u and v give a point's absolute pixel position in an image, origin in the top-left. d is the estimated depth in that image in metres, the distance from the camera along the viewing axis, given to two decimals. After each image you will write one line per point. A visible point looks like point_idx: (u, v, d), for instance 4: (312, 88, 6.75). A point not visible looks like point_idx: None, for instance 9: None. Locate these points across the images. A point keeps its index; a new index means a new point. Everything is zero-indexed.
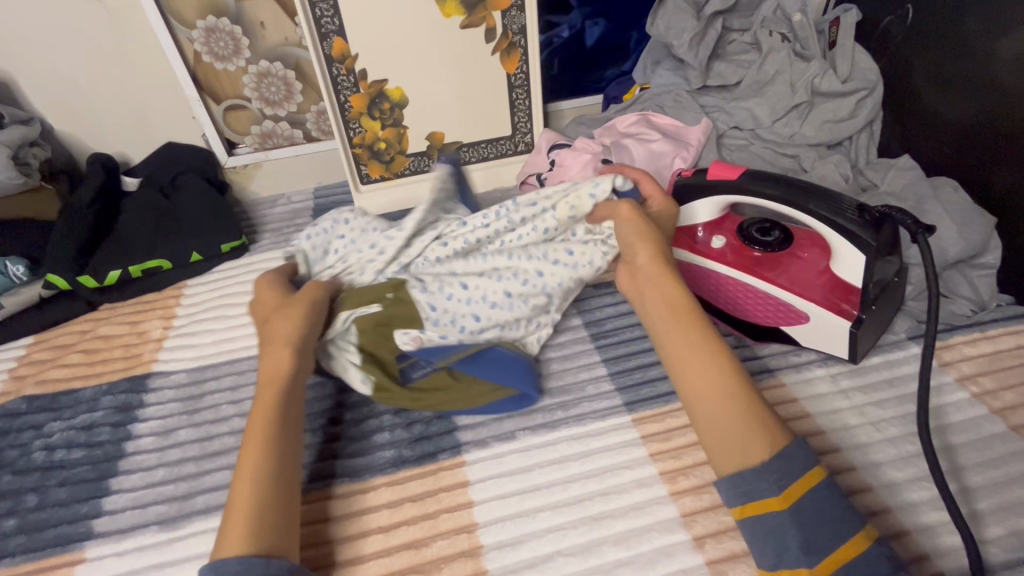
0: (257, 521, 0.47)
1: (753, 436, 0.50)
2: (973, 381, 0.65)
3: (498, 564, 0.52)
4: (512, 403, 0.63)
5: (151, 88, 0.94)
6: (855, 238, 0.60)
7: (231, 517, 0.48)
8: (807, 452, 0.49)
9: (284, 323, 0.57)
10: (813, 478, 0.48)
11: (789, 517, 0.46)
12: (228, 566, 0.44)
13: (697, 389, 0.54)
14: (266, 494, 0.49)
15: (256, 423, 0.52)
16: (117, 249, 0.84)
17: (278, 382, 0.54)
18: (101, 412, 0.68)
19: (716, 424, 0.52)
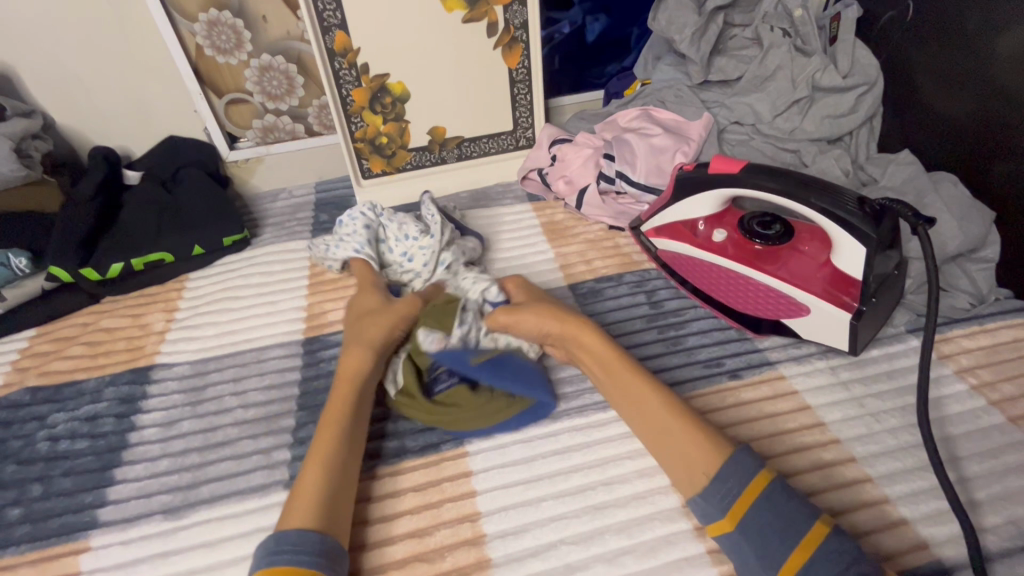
0: (324, 499, 0.50)
1: (697, 462, 0.51)
2: (972, 374, 0.66)
3: (500, 553, 0.52)
4: (528, 415, 0.62)
5: (153, 81, 0.94)
6: (855, 231, 0.60)
7: (295, 494, 0.50)
8: (747, 460, 0.49)
9: (378, 326, 0.64)
10: (755, 488, 0.48)
11: (739, 534, 0.47)
12: (287, 537, 0.46)
13: (646, 431, 0.56)
14: (331, 474, 0.52)
15: (331, 411, 0.56)
16: (120, 242, 0.84)
17: (357, 375, 0.59)
18: (104, 403, 0.68)
19: (669, 455, 0.53)
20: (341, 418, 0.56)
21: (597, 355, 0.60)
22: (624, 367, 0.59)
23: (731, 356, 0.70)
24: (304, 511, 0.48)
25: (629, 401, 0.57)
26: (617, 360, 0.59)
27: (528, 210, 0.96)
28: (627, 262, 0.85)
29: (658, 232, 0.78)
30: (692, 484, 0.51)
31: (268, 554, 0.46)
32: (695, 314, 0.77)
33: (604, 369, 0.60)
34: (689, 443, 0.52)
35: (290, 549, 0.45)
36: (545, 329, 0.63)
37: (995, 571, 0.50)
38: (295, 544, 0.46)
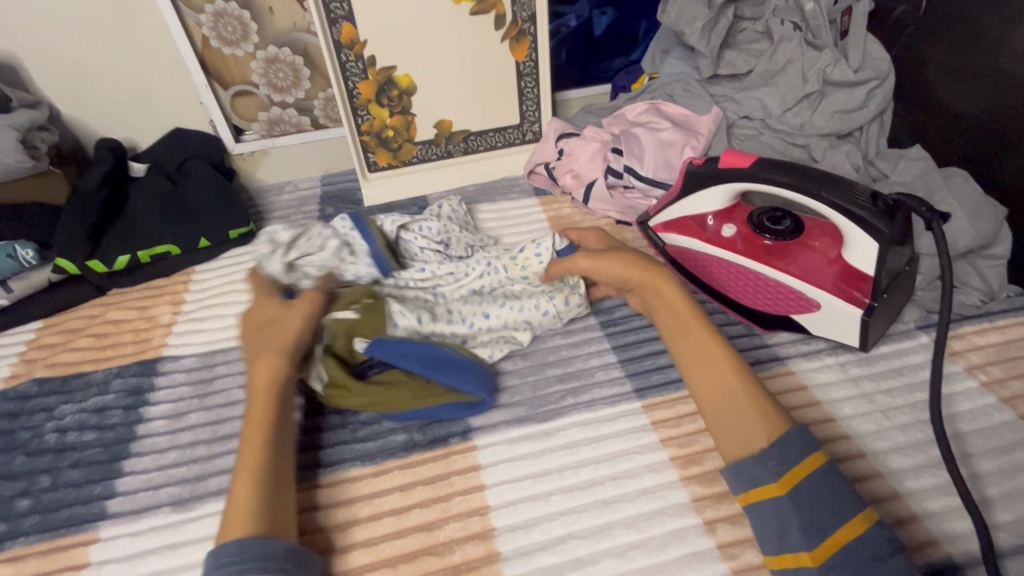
0: (257, 506, 0.48)
1: (756, 420, 0.52)
2: (982, 370, 0.65)
3: (510, 546, 0.52)
4: (463, 408, 0.61)
5: (159, 72, 0.94)
6: (867, 226, 0.60)
7: (232, 504, 0.49)
8: (806, 437, 0.50)
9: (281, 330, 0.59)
10: (813, 463, 0.49)
11: (789, 501, 0.47)
12: (226, 551, 0.45)
13: (702, 385, 0.56)
14: (264, 479, 0.50)
15: (253, 417, 0.54)
16: (126, 234, 0.84)
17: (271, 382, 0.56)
18: (112, 395, 0.68)
19: (724, 411, 0.54)
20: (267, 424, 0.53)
21: (671, 306, 0.61)
22: (696, 320, 0.59)
23: (739, 351, 0.70)
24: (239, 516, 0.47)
25: (694, 358, 0.57)
26: (691, 311, 0.60)
27: (534, 204, 0.96)
28: None
29: (666, 227, 0.78)
30: (741, 448, 0.52)
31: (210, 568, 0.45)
32: (703, 309, 0.76)
33: (674, 324, 0.60)
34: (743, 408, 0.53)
35: (230, 560, 0.44)
36: (625, 275, 0.64)
37: (1006, 568, 0.50)
38: (244, 553, 0.45)
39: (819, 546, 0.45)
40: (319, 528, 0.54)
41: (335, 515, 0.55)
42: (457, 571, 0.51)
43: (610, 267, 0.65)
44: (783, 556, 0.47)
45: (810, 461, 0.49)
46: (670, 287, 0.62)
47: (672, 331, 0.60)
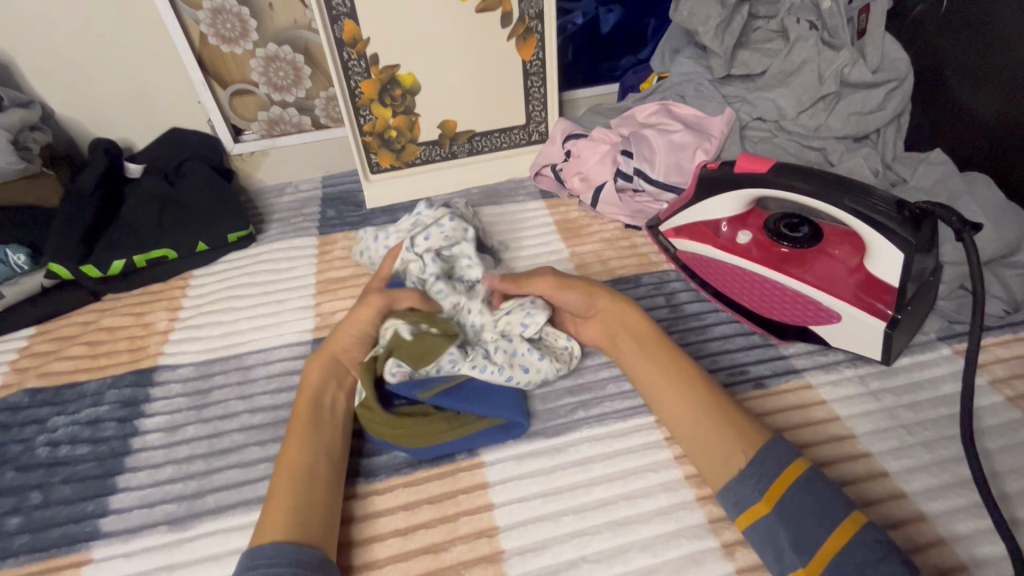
0: (297, 512, 0.48)
1: (728, 445, 0.51)
2: (1007, 384, 0.63)
3: (519, 570, 0.50)
4: (497, 435, 0.58)
5: (155, 70, 0.91)
6: (892, 235, 0.57)
7: (270, 510, 0.49)
8: (784, 447, 0.49)
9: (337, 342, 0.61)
10: (792, 474, 0.47)
11: (775, 519, 0.46)
12: (262, 552, 0.45)
13: (670, 414, 0.55)
14: (303, 481, 0.50)
15: (297, 423, 0.55)
16: (121, 238, 0.82)
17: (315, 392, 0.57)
18: (106, 406, 0.66)
19: (695, 438, 0.53)
20: (310, 431, 0.54)
21: (638, 333, 0.61)
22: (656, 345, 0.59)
23: (755, 362, 0.68)
24: (277, 520, 0.47)
25: (660, 389, 0.56)
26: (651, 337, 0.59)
27: (541, 207, 0.93)
28: (645, 263, 0.83)
29: (678, 233, 0.75)
30: (722, 473, 0.50)
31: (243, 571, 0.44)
32: (717, 317, 0.74)
33: (638, 352, 0.59)
34: (716, 434, 0.52)
35: (265, 563, 0.44)
36: (591, 304, 0.64)
37: None
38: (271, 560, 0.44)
39: (810, 561, 0.43)
40: (348, 543, 0.52)
41: (346, 532, 0.53)
42: None
43: (569, 298, 0.64)
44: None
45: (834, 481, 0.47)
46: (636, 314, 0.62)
47: (636, 361, 0.59)
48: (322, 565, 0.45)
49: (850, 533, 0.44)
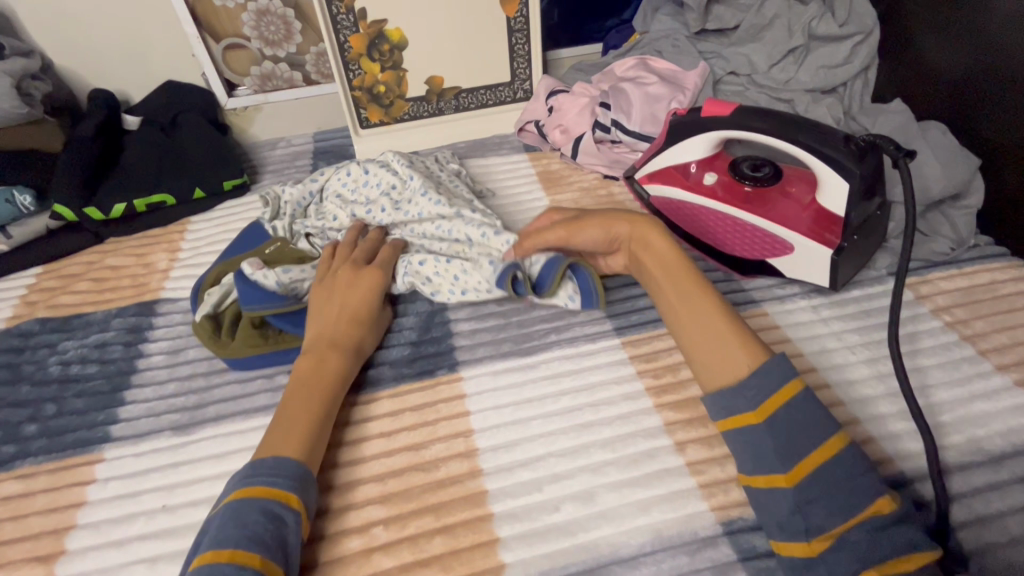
0: (310, 437, 0.52)
1: (733, 347, 0.53)
2: (947, 312, 0.68)
3: (492, 464, 0.55)
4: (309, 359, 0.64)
5: (149, 23, 0.94)
6: (839, 167, 0.62)
7: (282, 422, 0.52)
8: (784, 366, 0.50)
9: (354, 292, 0.63)
10: (790, 391, 0.49)
11: (764, 430, 0.48)
12: (264, 464, 0.49)
13: (692, 330, 0.56)
14: (319, 429, 0.53)
15: (313, 384, 0.55)
16: (122, 184, 0.86)
17: (343, 374, 0.58)
18: (112, 332, 0.71)
19: (708, 342, 0.55)
20: (328, 402, 0.55)
21: (659, 255, 0.62)
22: (683, 267, 0.60)
23: None
24: (276, 450, 0.50)
25: (678, 301, 0.58)
26: (680, 258, 0.61)
27: (524, 159, 0.98)
28: (621, 210, 0.87)
29: (652, 178, 0.79)
30: (723, 375, 0.52)
31: (243, 477, 0.48)
32: (685, 257, 0.78)
33: (669, 281, 0.59)
34: (727, 339, 0.54)
35: (264, 472, 0.48)
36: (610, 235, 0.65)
37: (953, 480, 0.53)
38: (272, 469, 0.48)
39: (789, 469, 0.46)
40: None
41: (342, 432, 0.58)
42: (441, 485, 0.54)
43: (592, 231, 0.65)
44: (757, 476, 0.48)
45: (806, 389, 0.50)
46: (658, 239, 0.62)
47: (663, 284, 0.60)
48: (305, 481, 0.49)
49: (834, 452, 0.47)
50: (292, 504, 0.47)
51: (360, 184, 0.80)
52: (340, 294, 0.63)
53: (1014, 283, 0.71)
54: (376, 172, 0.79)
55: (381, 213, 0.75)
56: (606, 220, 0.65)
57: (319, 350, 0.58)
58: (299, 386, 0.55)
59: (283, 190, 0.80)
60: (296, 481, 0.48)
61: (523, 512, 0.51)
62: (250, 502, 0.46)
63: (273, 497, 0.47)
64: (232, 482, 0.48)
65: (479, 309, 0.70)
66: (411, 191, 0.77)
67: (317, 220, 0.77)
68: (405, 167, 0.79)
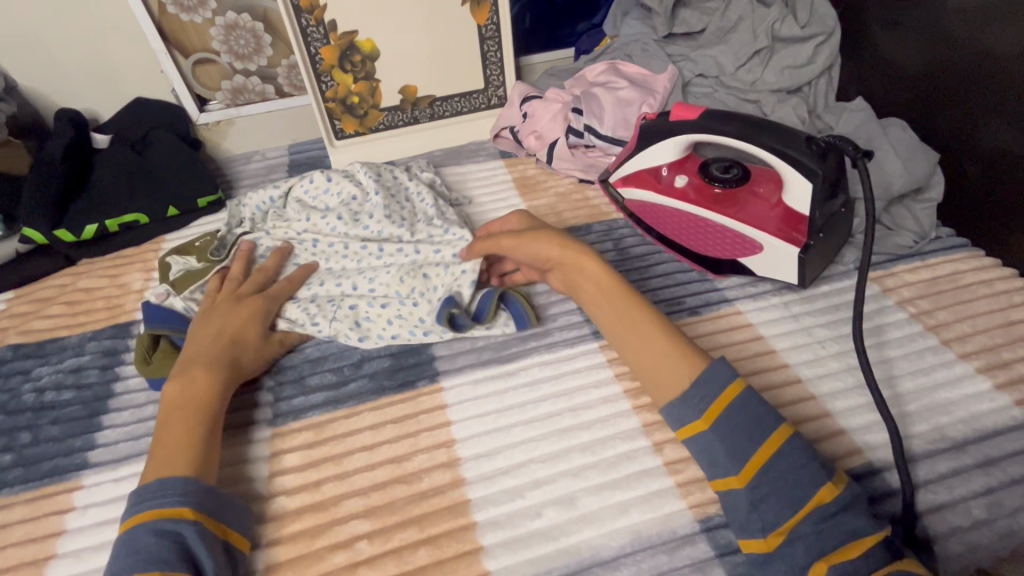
0: (194, 449, 0.51)
1: (671, 366, 0.54)
2: (912, 304, 0.70)
3: (473, 473, 0.56)
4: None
5: (115, 41, 0.93)
6: (804, 169, 0.64)
7: (160, 450, 0.51)
8: (725, 370, 0.52)
9: (229, 313, 0.62)
10: (730, 395, 0.51)
11: (713, 435, 0.50)
12: (147, 488, 0.48)
13: (638, 353, 0.57)
14: (202, 446, 0.52)
15: (184, 407, 0.53)
16: (93, 204, 0.85)
17: (218, 391, 0.56)
18: (87, 356, 0.70)
19: (651, 362, 0.56)
20: (203, 420, 0.53)
21: (597, 280, 0.61)
22: (619, 292, 0.60)
23: (692, 295, 0.74)
24: (164, 472, 0.49)
25: (621, 327, 0.59)
26: (612, 283, 0.60)
27: (500, 166, 0.98)
28: (596, 214, 0.88)
29: (625, 182, 0.81)
30: (666, 390, 0.54)
31: (135, 503, 0.47)
32: (659, 258, 0.80)
33: (599, 292, 0.61)
34: (665, 359, 0.55)
35: (152, 496, 0.47)
36: (546, 255, 0.64)
37: (920, 468, 0.54)
38: (156, 492, 0.47)
39: (742, 471, 0.48)
40: (282, 473, 0.57)
41: (326, 449, 0.58)
42: (425, 496, 0.54)
43: (543, 247, 0.64)
44: (717, 480, 0.50)
45: (748, 389, 0.52)
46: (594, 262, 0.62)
47: (602, 306, 0.60)
48: (211, 494, 0.49)
49: (779, 443, 0.48)
50: (185, 516, 0.47)
51: (322, 192, 0.78)
52: (215, 318, 0.61)
53: (975, 273, 0.73)
54: (338, 180, 0.77)
55: (338, 221, 0.74)
56: (545, 239, 0.64)
57: (188, 370, 0.56)
58: (169, 411, 0.53)
59: (244, 196, 0.80)
60: (195, 497, 0.48)
61: (506, 520, 0.52)
62: (145, 526, 0.46)
63: (164, 515, 0.46)
64: (128, 510, 0.48)
65: None
66: (373, 206, 0.76)
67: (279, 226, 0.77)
68: (370, 177, 0.78)
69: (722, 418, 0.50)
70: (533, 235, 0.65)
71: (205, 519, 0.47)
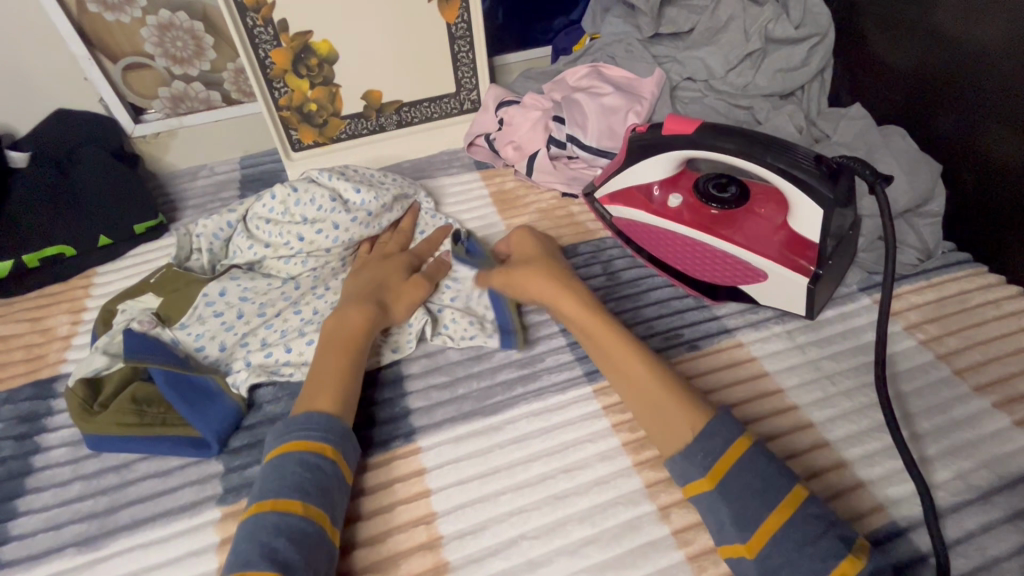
0: (345, 382, 0.54)
1: (674, 408, 0.50)
2: (920, 329, 0.66)
3: (458, 555, 0.49)
4: (181, 450, 0.56)
5: (26, 45, 0.81)
6: (812, 192, 0.59)
7: (320, 375, 0.54)
8: (731, 422, 0.48)
9: (380, 265, 0.65)
10: (736, 452, 0.46)
11: (718, 497, 0.45)
12: (297, 419, 0.50)
13: (631, 395, 0.54)
14: (348, 380, 0.54)
15: (348, 335, 0.57)
16: (7, 237, 0.74)
17: (369, 326, 0.58)
18: (0, 423, 0.60)
19: (647, 407, 0.52)
20: (355, 353, 0.56)
21: (584, 325, 0.58)
22: (603, 331, 0.56)
23: (689, 325, 0.68)
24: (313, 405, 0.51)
25: (614, 372, 0.55)
26: (596, 322, 0.57)
27: (476, 179, 0.90)
28: (582, 232, 0.81)
29: (613, 199, 0.74)
30: (672, 439, 0.49)
31: (286, 430, 0.49)
32: (652, 283, 0.74)
33: (587, 336, 0.58)
34: (669, 401, 0.51)
35: (307, 423, 0.49)
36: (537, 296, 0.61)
37: (946, 525, 0.50)
38: (307, 424, 0.49)
39: (750, 538, 0.43)
40: None
41: None
42: None
43: (533, 289, 0.61)
44: (727, 546, 0.45)
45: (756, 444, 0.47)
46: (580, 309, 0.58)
47: (596, 353, 0.57)
48: (346, 435, 0.51)
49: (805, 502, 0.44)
50: (329, 454, 0.48)
51: (290, 204, 0.70)
52: (371, 269, 0.65)
53: (982, 293, 0.69)
54: (305, 188, 0.70)
55: (333, 232, 0.69)
56: (533, 276, 0.62)
57: (343, 306, 0.59)
58: (327, 340, 0.57)
59: (195, 223, 0.70)
60: (338, 434, 0.50)
61: None
62: (293, 455, 0.47)
63: (310, 448, 0.48)
64: (277, 435, 0.50)
65: (435, 360, 0.64)
66: (358, 211, 0.71)
67: (248, 249, 0.69)
68: (337, 180, 0.72)
69: (738, 489, 0.45)
70: (538, 275, 0.62)
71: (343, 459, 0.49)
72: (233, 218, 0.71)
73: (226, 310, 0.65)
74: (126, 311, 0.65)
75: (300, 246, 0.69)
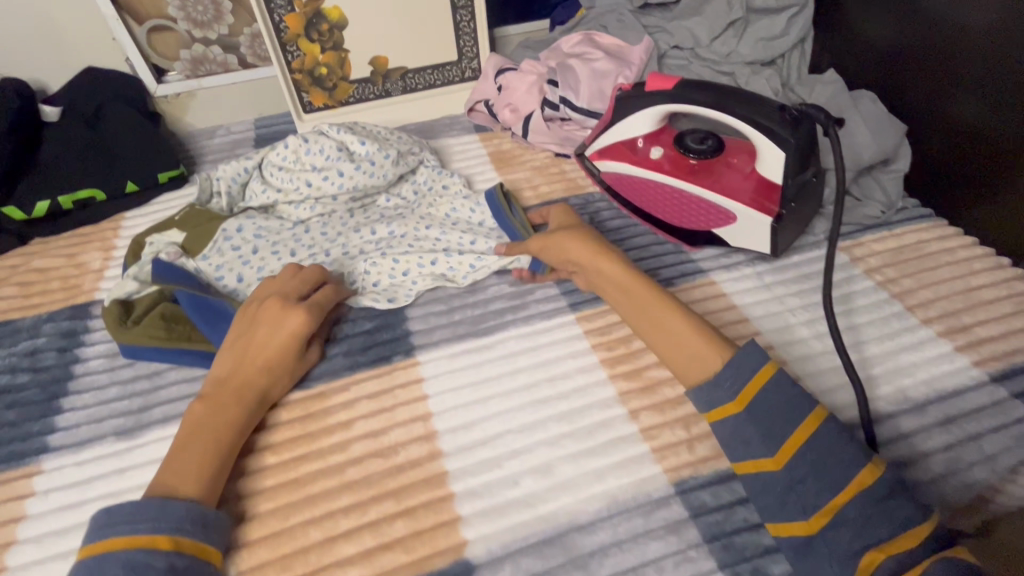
0: (207, 471, 0.49)
1: (693, 341, 0.54)
2: (878, 272, 0.72)
3: (450, 445, 0.55)
4: (205, 361, 0.62)
5: (60, 6, 0.87)
6: (777, 139, 0.65)
7: (176, 465, 0.49)
8: (757, 350, 0.50)
9: (266, 330, 0.57)
10: (764, 375, 0.49)
11: (743, 415, 0.48)
12: (119, 511, 0.44)
13: (657, 337, 0.56)
14: (211, 474, 0.49)
15: (209, 431, 0.51)
16: (45, 181, 0.81)
17: (240, 422, 0.53)
18: (43, 338, 0.67)
19: (670, 344, 0.55)
20: (222, 450, 0.51)
21: (621, 282, 0.60)
22: (641, 287, 0.58)
23: (667, 267, 0.74)
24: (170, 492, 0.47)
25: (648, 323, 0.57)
26: (635, 281, 0.59)
27: (475, 140, 0.96)
28: (572, 187, 0.87)
29: (601, 154, 0.80)
30: (695, 372, 0.53)
31: (100, 527, 0.44)
32: (635, 231, 0.80)
33: (624, 293, 0.59)
34: (682, 334, 0.55)
35: (125, 521, 0.44)
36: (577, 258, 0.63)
37: (884, 429, 0.56)
38: (131, 517, 0.44)
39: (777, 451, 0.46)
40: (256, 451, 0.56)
41: (300, 427, 0.57)
42: (401, 469, 0.54)
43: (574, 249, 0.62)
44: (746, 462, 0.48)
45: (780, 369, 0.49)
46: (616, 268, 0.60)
47: (628, 309, 0.59)
48: (192, 518, 0.45)
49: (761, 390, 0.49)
50: (161, 546, 0.43)
51: (301, 153, 0.77)
52: (251, 337, 0.57)
53: (938, 242, 0.75)
54: (315, 139, 0.77)
55: (338, 178, 0.76)
56: (574, 239, 0.63)
57: (215, 396, 0.53)
58: (191, 427, 0.51)
59: (215, 169, 0.77)
60: (174, 521, 0.44)
61: (483, 490, 0.52)
62: (114, 556, 0.42)
63: (131, 546, 0.43)
64: (93, 533, 0.44)
65: (434, 291, 0.70)
66: (362, 161, 0.77)
67: (263, 194, 0.76)
68: (344, 133, 0.78)
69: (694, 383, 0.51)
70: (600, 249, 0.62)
71: (184, 545, 0.44)
72: (250, 168, 0.77)
73: (243, 246, 0.72)
74: (154, 244, 0.72)
75: (309, 192, 0.76)
